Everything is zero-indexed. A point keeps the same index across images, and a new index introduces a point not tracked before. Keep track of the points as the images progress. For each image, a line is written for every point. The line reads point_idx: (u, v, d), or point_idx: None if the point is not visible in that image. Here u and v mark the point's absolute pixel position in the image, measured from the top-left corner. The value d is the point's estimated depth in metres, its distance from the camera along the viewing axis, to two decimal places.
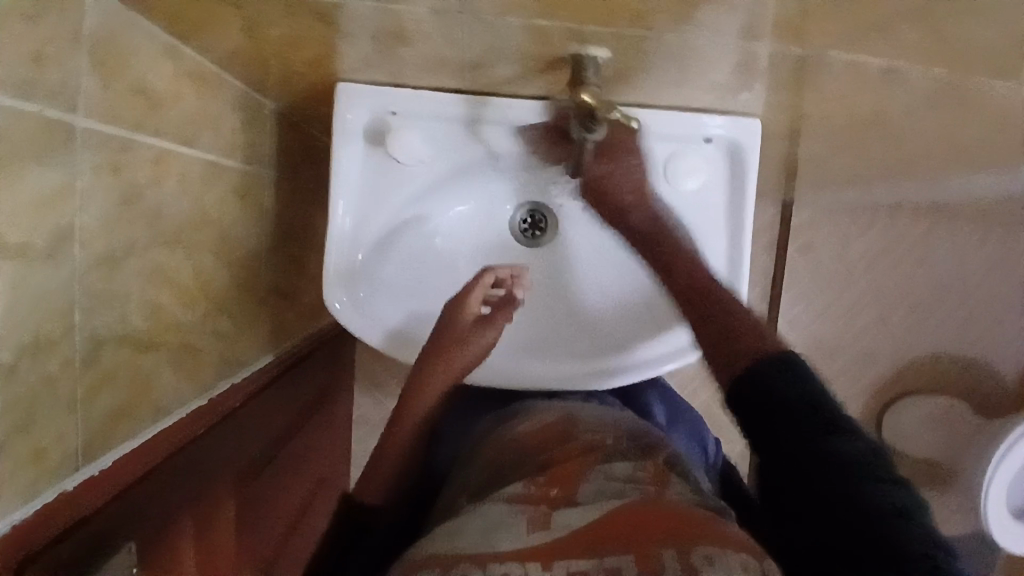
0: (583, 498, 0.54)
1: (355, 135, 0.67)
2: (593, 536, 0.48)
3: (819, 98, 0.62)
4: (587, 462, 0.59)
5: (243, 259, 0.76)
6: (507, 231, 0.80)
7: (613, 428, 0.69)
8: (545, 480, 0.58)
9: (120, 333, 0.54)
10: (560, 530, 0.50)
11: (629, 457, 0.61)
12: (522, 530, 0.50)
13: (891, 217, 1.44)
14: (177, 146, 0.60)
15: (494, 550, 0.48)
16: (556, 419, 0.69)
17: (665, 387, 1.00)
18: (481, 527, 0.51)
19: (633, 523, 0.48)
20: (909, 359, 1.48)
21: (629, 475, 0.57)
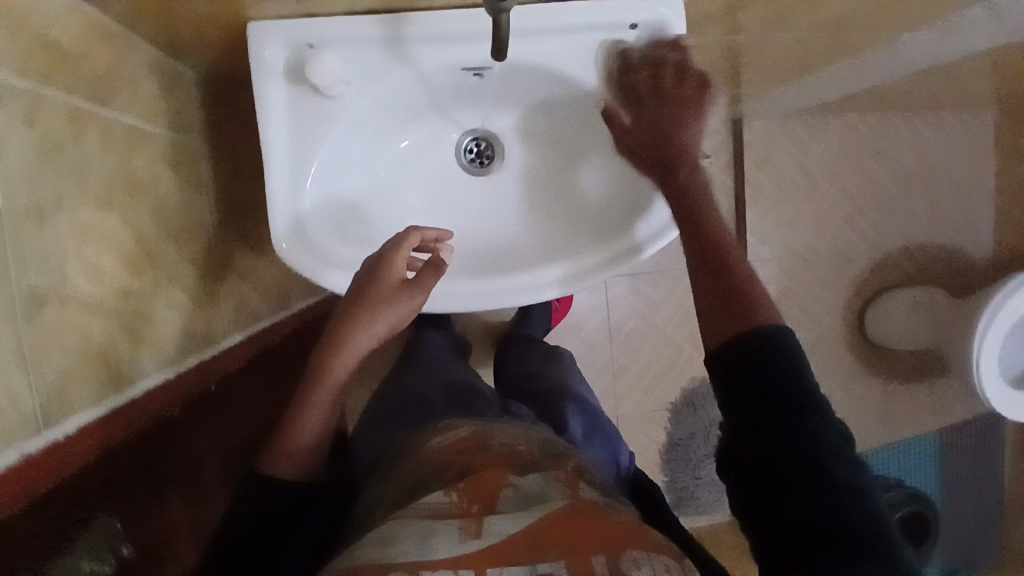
0: (503, 503, 0.53)
1: (275, 75, 0.66)
2: (528, 539, 0.47)
3: None
4: (500, 470, 0.58)
5: (189, 230, 0.74)
6: (453, 159, 0.80)
7: (525, 440, 0.70)
8: (466, 488, 0.55)
9: (65, 293, 0.52)
10: (492, 538, 0.48)
11: (541, 465, 0.62)
12: (455, 538, 0.48)
13: (843, 118, 1.45)
14: (93, 105, 0.58)
15: (424, 557, 0.46)
16: (470, 435, 0.67)
17: (589, 405, 1.04)
18: (414, 533, 0.48)
19: (566, 528, 0.48)
20: (880, 254, 1.51)
21: (544, 483, 0.56)
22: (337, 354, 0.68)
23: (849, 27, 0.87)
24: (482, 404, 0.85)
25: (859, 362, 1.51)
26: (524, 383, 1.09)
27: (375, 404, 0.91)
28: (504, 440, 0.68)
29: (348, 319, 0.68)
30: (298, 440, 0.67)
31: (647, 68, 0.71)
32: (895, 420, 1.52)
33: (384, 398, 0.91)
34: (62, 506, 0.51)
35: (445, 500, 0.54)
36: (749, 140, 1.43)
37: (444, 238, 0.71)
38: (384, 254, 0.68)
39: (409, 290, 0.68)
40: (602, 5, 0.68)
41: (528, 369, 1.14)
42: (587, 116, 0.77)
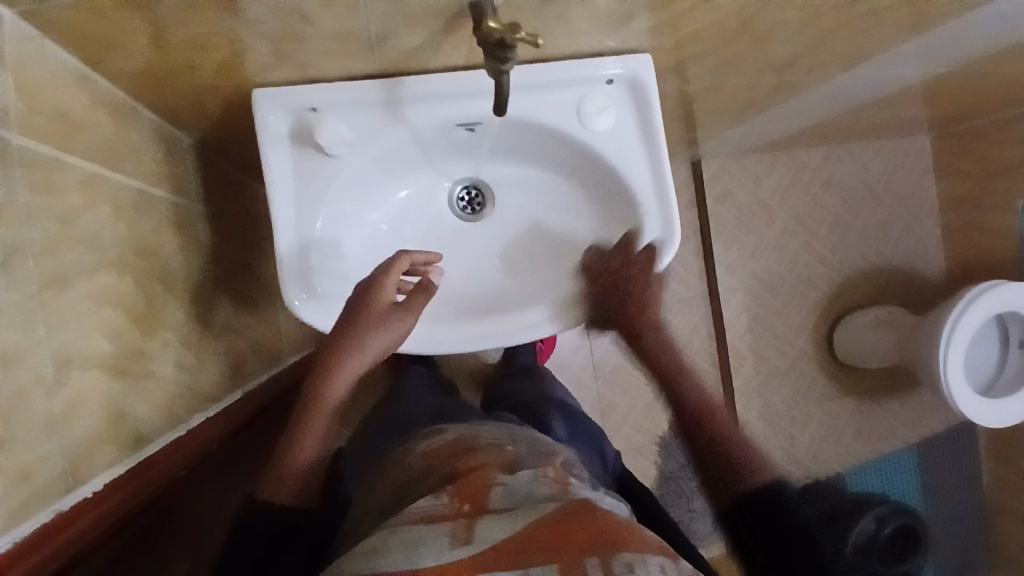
0: (493, 506, 0.53)
1: (280, 139, 0.70)
2: (518, 544, 0.47)
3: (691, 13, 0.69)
4: (489, 471, 0.59)
5: (191, 290, 0.75)
6: (448, 208, 0.84)
7: (511, 440, 0.71)
8: (454, 490, 0.56)
9: (85, 354, 0.53)
10: (481, 545, 0.48)
11: (530, 463, 0.63)
12: (446, 545, 0.48)
13: (791, 153, 1.56)
14: (105, 172, 0.60)
15: (414, 565, 0.45)
16: (455, 439, 0.68)
17: (572, 411, 1.07)
18: (401, 542, 0.48)
19: (555, 533, 0.48)
20: (841, 276, 1.58)
21: (532, 480, 0.58)
22: (335, 377, 0.69)
23: (792, 69, 0.96)
24: (465, 411, 0.86)
25: (833, 381, 1.57)
26: (510, 396, 1.12)
27: (368, 421, 0.91)
28: (489, 440, 0.69)
29: (341, 345, 0.69)
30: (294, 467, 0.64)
31: (624, 116, 0.78)
32: (874, 434, 1.57)
33: (366, 424, 0.91)
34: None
35: (433, 504, 0.54)
36: (708, 177, 1.52)
37: (432, 261, 0.74)
38: (374, 278, 0.70)
39: (400, 313, 0.70)
40: (578, 61, 0.75)
41: (510, 389, 1.16)
42: (574, 161, 0.82)
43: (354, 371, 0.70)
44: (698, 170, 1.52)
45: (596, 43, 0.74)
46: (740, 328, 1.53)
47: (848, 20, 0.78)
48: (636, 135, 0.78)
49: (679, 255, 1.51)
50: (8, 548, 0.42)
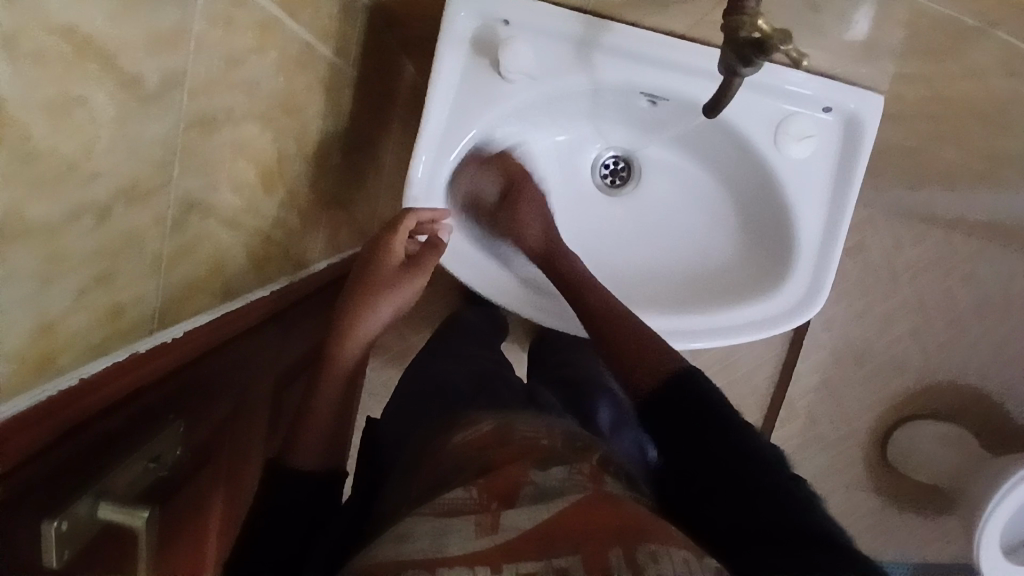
0: (522, 498, 0.54)
1: (461, 41, 0.63)
2: (545, 537, 0.49)
3: (955, 75, 0.59)
4: (523, 463, 0.59)
5: (319, 157, 0.72)
6: (588, 171, 0.78)
7: (547, 432, 0.69)
8: (484, 483, 0.56)
9: (209, 202, 0.51)
10: (508, 533, 0.50)
11: (564, 458, 0.62)
12: (471, 534, 0.50)
13: (947, 232, 1.41)
14: (283, 18, 0.56)
15: (442, 554, 0.48)
16: (493, 430, 0.67)
17: (621, 401, 1.06)
18: (430, 530, 0.51)
19: (586, 523, 0.50)
20: (931, 376, 1.47)
21: (566, 476, 0.58)
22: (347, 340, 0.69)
23: (1018, 172, 0.83)
24: (511, 392, 0.87)
25: (870, 470, 1.50)
26: (559, 367, 1.13)
27: (416, 370, 0.94)
28: (526, 431, 0.67)
29: (352, 303, 0.71)
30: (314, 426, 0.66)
31: (823, 151, 0.69)
32: (882, 538, 1.51)
33: (414, 374, 0.94)
34: (143, 407, 0.49)
35: (464, 496, 0.55)
36: (849, 222, 1.40)
37: (441, 220, 0.67)
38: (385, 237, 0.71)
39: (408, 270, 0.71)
40: (799, 74, 0.66)
41: (564, 358, 1.15)
42: (745, 173, 0.73)
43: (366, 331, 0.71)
44: None
45: (830, 62, 0.64)
46: (805, 382, 1.45)
47: None
48: (829, 175, 0.69)
49: None
50: (75, 385, 0.41)
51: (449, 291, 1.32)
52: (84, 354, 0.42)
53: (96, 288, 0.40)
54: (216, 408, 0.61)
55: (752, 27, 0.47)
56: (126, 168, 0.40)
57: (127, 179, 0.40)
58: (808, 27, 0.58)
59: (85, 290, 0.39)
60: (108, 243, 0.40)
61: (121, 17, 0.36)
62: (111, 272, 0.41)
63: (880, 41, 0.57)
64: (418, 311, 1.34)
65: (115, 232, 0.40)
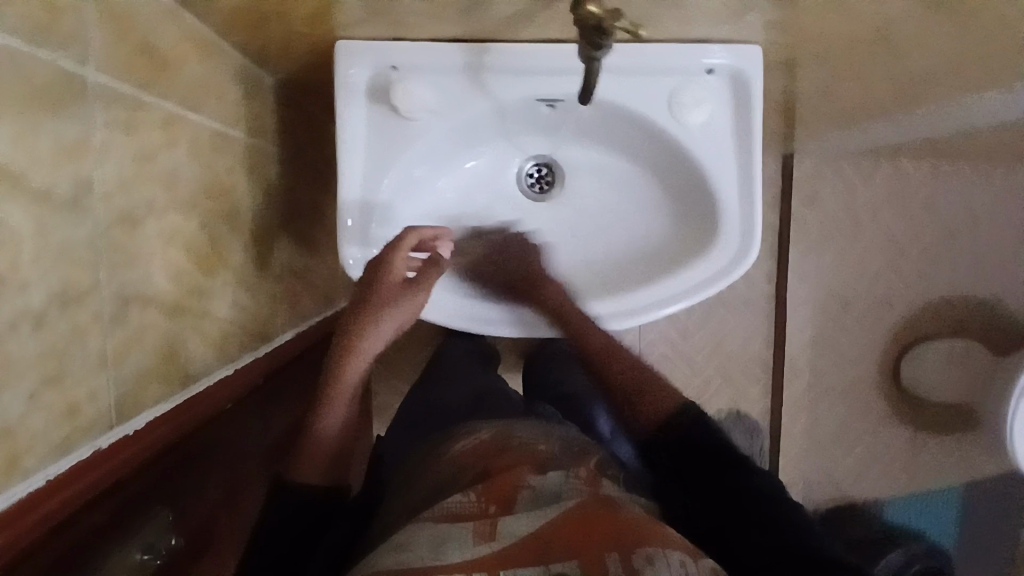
0: (521, 502, 0.55)
1: (358, 95, 0.68)
2: (540, 542, 0.49)
3: (818, 13, 0.62)
4: (521, 470, 0.60)
5: (258, 233, 0.75)
6: (512, 185, 0.79)
7: (543, 437, 0.72)
8: (482, 488, 0.58)
9: (145, 292, 0.54)
10: (508, 539, 0.50)
11: (562, 463, 0.63)
12: (470, 541, 0.50)
13: (895, 162, 1.43)
14: (184, 111, 0.60)
15: (441, 561, 0.48)
16: (489, 437, 0.69)
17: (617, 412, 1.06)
18: (428, 539, 0.50)
19: (579, 531, 0.50)
20: (921, 302, 1.47)
21: (563, 481, 0.59)
22: (350, 357, 0.70)
23: (920, 85, 0.86)
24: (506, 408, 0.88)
25: (890, 410, 1.48)
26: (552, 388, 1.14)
27: (412, 406, 0.94)
28: (524, 438, 0.69)
29: (357, 324, 0.71)
30: (318, 444, 0.66)
31: (719, 112, 0.72)
32: (920, 473, 1.49)
33: (409, 408, 0.95)
34: (125, 496, 0.51)
35: (461, 500, 0.56)
36: (799, 175, 1.42)
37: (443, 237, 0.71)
38: (384, 255, 0.69)
39: (411, 288, 0.70)
40: (677, 48, 0.69)
41: (558, 379, 1.16)
42: (658, 153, 0.76)
43: (370, 351, 0.72)
44: (789, 167, 1.42)
45: (702, 30, 0.68)
46: (800, 339, 1.46)
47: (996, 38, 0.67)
48: (730, 132, 0.72)
49: None
50: (40, 487, 0.43)
51: (431, 335, 1.34)
52: (48, 454, 0.44)
53: (47, 389, 0.43)
54: (201, 484, 0.63)
55: (585, 8, 0.49)
56: (53, 274, 0.43)
57: (56, 283, 0.43)
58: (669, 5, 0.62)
59: (35, 394, 0.42)
60: (50, 346, 0.43)
61: (20, 140, 0.40)
62: (59, 372, 0.44)
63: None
64: (404, 361, 1.35)
65: (54, 335, 0.44)
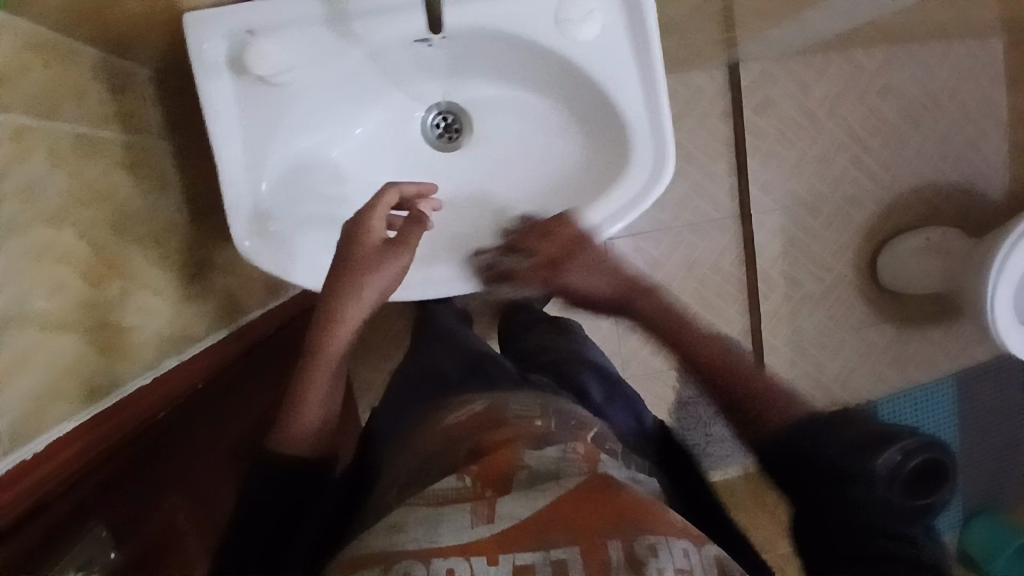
0: (518, 483, 0.53)
1: (219, 68, 0.64)
2: (540, 522, 0.48)
3: None
4: (514, 445, 0.58)
5: (157, 233, 0.74)
6: (420, 137, 0.77)
7: (539, 411, 0.68)
8: (477, 469, 0.56)
9: (22, 313, 0.52)
10: (504, 522, 0.49)
11: (557, 437, 0.61)
12: (467, 523, 0.49)
13: (846, 53, 1.37)
14: (37, 119, 0.57)
15: (435, 544, 0.48)
16: (484, 409, 0.68)
17: (610, 375, 1.03)
18: (422, 520, 0.51)
19: (586, 513, 0.49)
20: (891, 195, 1.43)
21: (560, 458, 0.56)
22: (338, 322, 0.66)
23: None
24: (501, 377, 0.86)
25: (871, 309, 1.46)
26: (530, 346, 1.10)
27: (408, 385, 0.96)
28: (517, 411, 0.67)
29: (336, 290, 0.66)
30: (307, 413, 0.65)
31: (612, 26, 0.67)
32: (911, 367, 1.47)
33: (401, 385, 0.98)
34: (55, 518, 0.52)
35: (458, 484, 0.55)
36: (746, 83, 1.36)
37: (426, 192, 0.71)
38: (361, 216, 0.67)
39: (391, 251, 0.67)
40: None
41: (537, 340, 1.12)
42: (556, 80, 0.72)
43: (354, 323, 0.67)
44: (735, 77, 1.36)
45: None
46: (771, 252, 1.42)
47: None
48: (625, 42, 0.67)
49: (709, 172, 1.39)
50: None
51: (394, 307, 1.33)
52: None
53: None
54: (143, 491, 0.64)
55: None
56: None
57: None
58: None
59: None
60: None
61: None
62: None
63: None
64: None
65: None
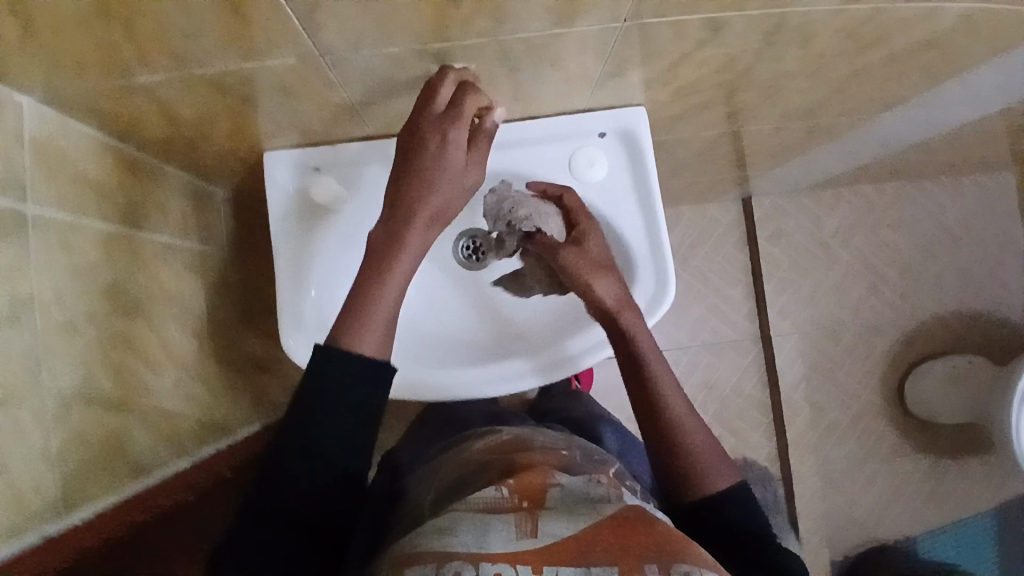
0: (552, 499, 0.54)
1: (286, 195, 0.76)
2: (583, 543, 0.49)
3: (684, 72, 0.69)
4: (545, 467, 0.60)
5: (210, 330, 0.83)
6: (450, 259, 0.85)
7: (563, 444, 0.72)
8: (515, 484, 0.56)
9: (88, 392, 0.60)
10: (546, 539, 0.50)
11: (581, 467, 0.63)
12: (511, 535, 0.50)
13: (855, 191, 1.46)
14: (127, 229, 0.68)
15: (483, 549, 0.48)
16: (511, 439, 0.71)
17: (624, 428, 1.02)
18: (472, 525, 0.51)
19: (617, 536, 0.50)
20: (911, 324, 1.45)
21: (586, 482, 0.58)
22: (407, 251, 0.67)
23: (820, 116, 0.92)
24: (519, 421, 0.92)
25: (901, 438, 1.44)
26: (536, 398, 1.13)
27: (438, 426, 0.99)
28: (542, 443, 0.71)
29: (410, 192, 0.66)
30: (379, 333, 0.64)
31: (616, 168, 0.79)
32: (946, 498, 1.43)
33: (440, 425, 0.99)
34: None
35: (494, 495, 0.55)
36: (759, 216, 1.45)
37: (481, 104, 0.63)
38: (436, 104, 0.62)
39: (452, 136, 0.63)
40: (568, 119, 0.77)
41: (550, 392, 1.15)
42: None
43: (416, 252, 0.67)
44: (749, 210, 1.45)
45: (586, 102, 0.74)
46: (793, 377, 1.43)
47: (864, 66, 0.73)
48: (627, 180, 0.79)
49: (728, 295, 1.43)
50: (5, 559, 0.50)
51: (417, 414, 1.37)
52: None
53: None
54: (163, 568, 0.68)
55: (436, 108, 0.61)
56: None
57: None
58: (547, 89, 0.69)
59: None
60: None
61: None
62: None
63: (591, 74, 0.67)
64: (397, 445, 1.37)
65: None
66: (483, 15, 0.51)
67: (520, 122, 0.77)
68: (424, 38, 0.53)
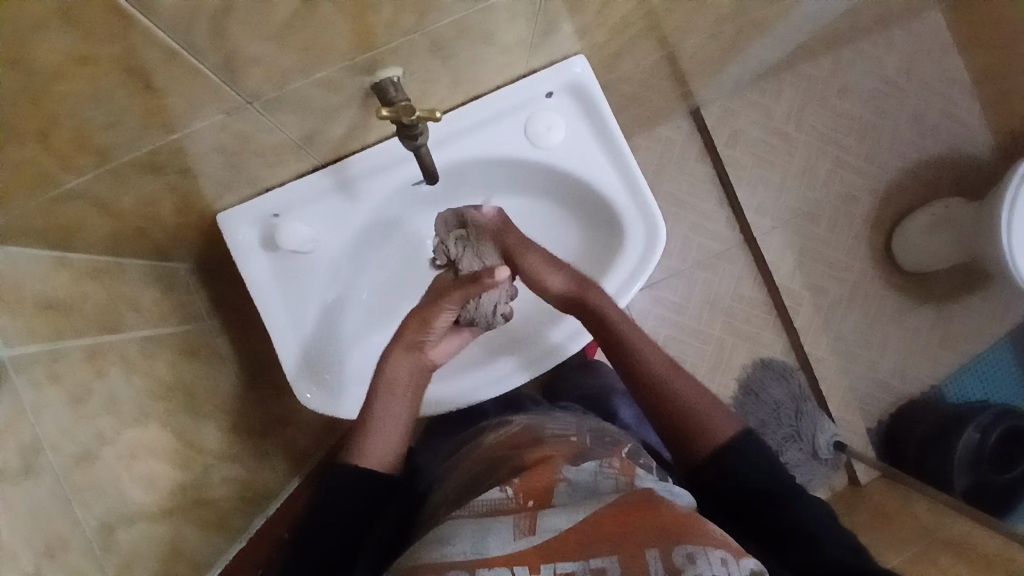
0: (560, 498, 0.54)
1: (253, 253, 0.72)
2: (581, 536, 0.49)
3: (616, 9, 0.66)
4: (554, 460, 0.58)
5: (222, 405, 0.81)
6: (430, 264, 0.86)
7: (575, 429, 0.70)
8: (522, 483, 0.56)
9: (126, 512, 0.58)
10: (547, 533, 0.50)
11: (595, 454, 0.61)
12: (510, 536, 0.50)
13: (796, 72, 1.45)
14: (108, 336, 0.65)
15: (483, 556, 0.49)
16: (521, 430, 0.69)
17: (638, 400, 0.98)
18: (470, 533, 0.51)
19: (620, 522, 0.49)
20: (881, 184, 1.47)
21: (597, 471, 0.57)
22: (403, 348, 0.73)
23: (750, 11, 0.90)
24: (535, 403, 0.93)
25: (901, 294, 1.47)
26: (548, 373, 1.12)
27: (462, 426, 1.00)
28: (554, 430, 0.69)
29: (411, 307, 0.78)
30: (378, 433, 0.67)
31: (574, 125, 0.77)
32: (959, 337, 1.47)
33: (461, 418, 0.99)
34: None
35: (501, 496, 0.55)
36: (711, 123, 1.44)
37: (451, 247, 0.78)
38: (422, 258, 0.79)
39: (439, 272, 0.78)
40: (512, 89, 0.74)
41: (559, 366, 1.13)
42: (540, 178, 0.80)
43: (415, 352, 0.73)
44: (700, 121, 1.44)
45: (525, 66, 0.72)
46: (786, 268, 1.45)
47: None
48: (588, 134, 0.77)
49: (703, 209, 1.44)
50: None
51: None
52: None
53: None
54: None
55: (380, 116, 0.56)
56: (29, 537, 0.47)
57: (38, 541, 0.48)
58: (484, 66, 0.66)
59: None
60: None
61: None
62: None
63: (525, 38, 0.64)
64: None
65: None
66: (407, 12, 0.48)
67: (467, 106, 0.74)
68: (351, 53, 0.50)
